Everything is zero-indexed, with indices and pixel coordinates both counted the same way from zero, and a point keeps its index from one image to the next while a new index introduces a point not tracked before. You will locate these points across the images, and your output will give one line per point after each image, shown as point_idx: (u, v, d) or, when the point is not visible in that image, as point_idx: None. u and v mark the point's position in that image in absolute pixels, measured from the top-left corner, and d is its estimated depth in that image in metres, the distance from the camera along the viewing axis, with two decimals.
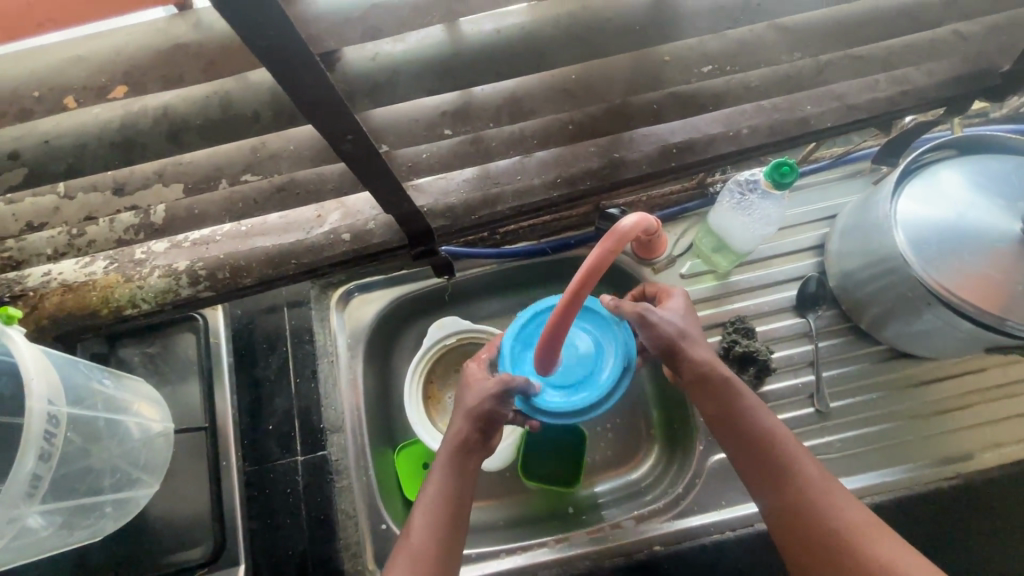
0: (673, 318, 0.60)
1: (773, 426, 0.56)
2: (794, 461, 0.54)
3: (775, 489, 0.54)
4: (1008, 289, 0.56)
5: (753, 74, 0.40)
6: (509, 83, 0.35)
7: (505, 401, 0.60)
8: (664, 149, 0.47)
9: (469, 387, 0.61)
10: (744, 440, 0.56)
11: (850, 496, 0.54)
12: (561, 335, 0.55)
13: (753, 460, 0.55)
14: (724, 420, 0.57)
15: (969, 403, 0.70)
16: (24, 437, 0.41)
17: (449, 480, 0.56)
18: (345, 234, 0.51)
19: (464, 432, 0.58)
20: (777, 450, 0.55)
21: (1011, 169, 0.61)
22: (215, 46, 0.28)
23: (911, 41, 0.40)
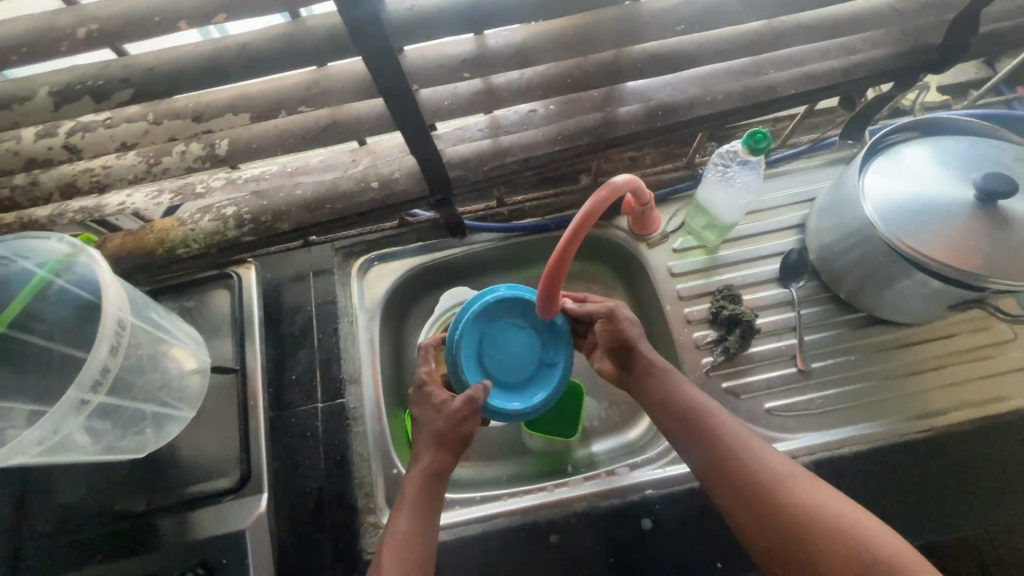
0: (631, 321, 0.68)
1: (704, 404, 0.62)
2: (727, 434, 0.60)
3: (715, 468, 0.58)
4: (966, 241, 0.61)
5: (720, 38, 0.48)
6: (518, 37, 0.44)
7: (473, 420, 0.64)
8: (650, 109, 0.55)
9: (437, 416, 0.63)
10: (683, 418, 0.61)
11: (776, 453, 0.59)
12: (562, 272, 0.63)
13: (693, 440, 0.60)
14: (668, 414, 0.62)
15: (943, 364, 0.75)
16: (99, 333, 0.48)
17: (423, 509, 0.59)
18: (373, 182, 0.58)
19: (444, 464, 0.61)
20: (711, 426, 0.60)
21: (961, 143, 0.68)
22: None
23: (852, 13, 0.49)
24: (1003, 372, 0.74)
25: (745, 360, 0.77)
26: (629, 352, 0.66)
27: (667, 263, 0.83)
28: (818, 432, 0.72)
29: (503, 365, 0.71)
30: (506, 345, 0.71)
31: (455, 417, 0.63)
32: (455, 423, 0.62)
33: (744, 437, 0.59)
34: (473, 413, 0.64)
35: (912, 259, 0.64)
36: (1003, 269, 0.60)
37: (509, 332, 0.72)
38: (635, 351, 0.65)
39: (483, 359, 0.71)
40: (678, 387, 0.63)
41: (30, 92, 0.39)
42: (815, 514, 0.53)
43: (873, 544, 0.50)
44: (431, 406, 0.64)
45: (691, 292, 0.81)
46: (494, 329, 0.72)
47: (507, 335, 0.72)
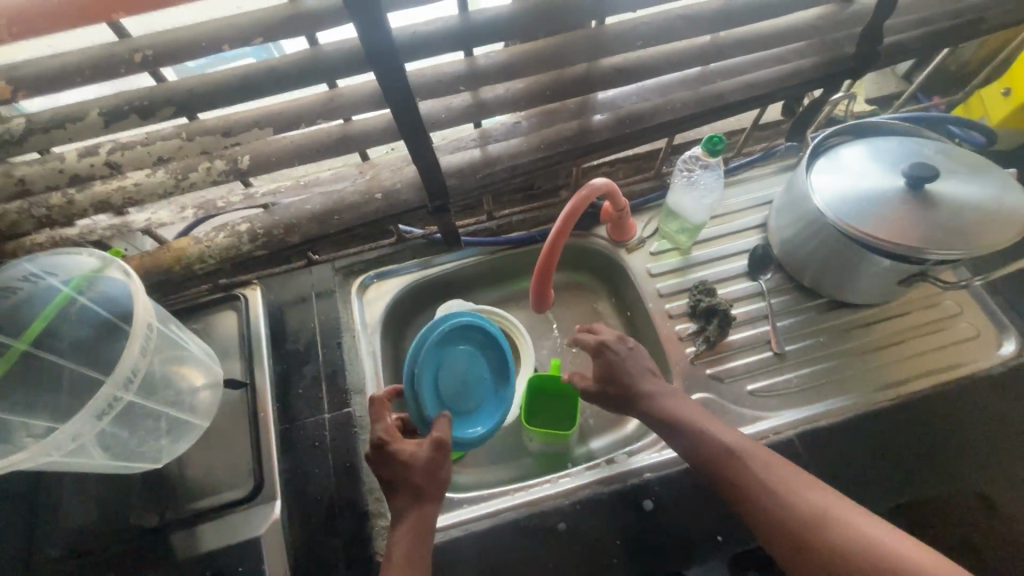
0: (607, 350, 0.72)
1: (698, 418, 0.66)
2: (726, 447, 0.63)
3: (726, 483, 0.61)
4: (912, 228, 0.68)
5: (671, 53, 0.58)
6: (504, 56, 0.53)
7: (439, 471, 0.63)
8: (619, 117, 0.64)
9: (408, 472, 0.62)
10: (682, 433, 0.65)
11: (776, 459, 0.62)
12: (558, 252, 0.74)
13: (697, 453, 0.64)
14: (669, 432, 0.66)
15: (902, 339, 0.82)
16: (132, 330, 0.52)
17: (414, 557, 0.59)
18: (377, 194, 0.64)
19: (429, 516, 0.62)
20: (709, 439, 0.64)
21: (891, 144, 0.78)
22: (325, 7, 0.43)
23: (774, 29, 0.60)
24: (957, 341, 0.81)
25: (725, 347, 0.83)
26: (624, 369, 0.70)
27: (646, 265, 0.90)
28: (798, 408, 0.77)
29: (457, 394, 0.72)
30: (458, 373, 0.73)
31: (428, 467, 0.63)
32: (429, 473, 0.62)
33: (743, 444, 0.63)
34: (441, 463, 0.63)
35: (875, 249, 0.71)
36: (936, 239, 0.68)
37: (461, 359, 0.73)
38: (630, 367, 0.70)
39: (438, 390, 0.71)
40: (668, 406, 0.67)
41: (83, 113, 0.45)
42: (819, 512, 0.56)
43: (882, 544, 0.52)
44: (402, 464, 0.62)
45: (669, 290, 0.88)
46: (450, 356, 0.73)
47: (458, 364, 0.73)
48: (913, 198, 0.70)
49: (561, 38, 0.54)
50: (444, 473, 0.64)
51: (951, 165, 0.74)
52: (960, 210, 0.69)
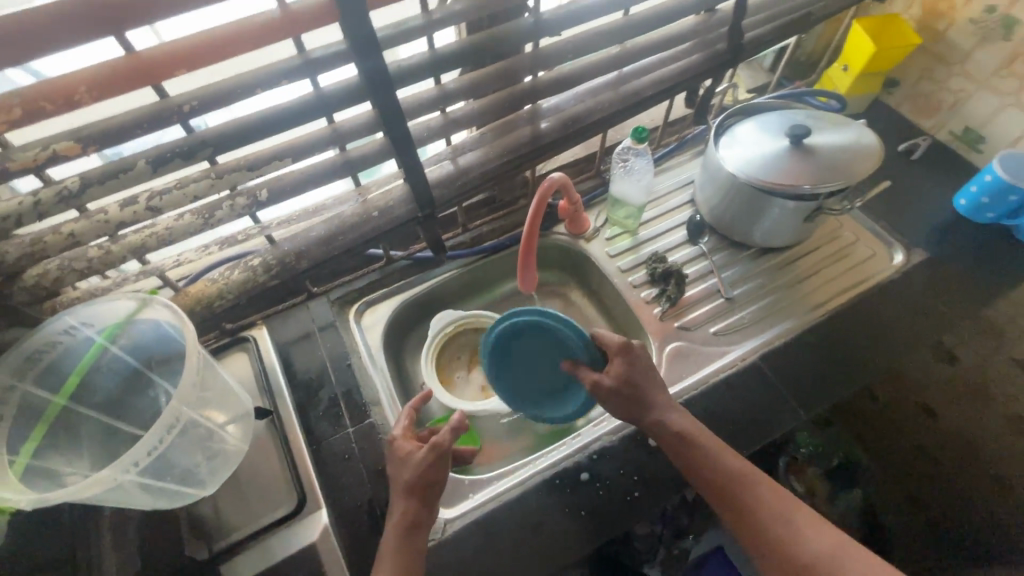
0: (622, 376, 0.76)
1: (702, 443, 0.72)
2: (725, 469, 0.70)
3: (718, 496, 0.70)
4: (803, 173, 0.86)
5: (592, 63, 0.75)
6: (466, 80, 0.67)
7: (433, 470, 0.69)
8: (562, 119, 0.78)
9: (404, 469, 0.69)
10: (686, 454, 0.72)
11: (768, 490, 0.70)
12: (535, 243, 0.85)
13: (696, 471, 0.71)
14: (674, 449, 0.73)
15: (821, 269, 0.99)
16: (188, 345, 0.59)
17: (400, 551, 0.65)
18: (373, 211, 0.74)
19: (418, 511, 0.68)
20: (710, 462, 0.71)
21: (774, 117, 0.97)
22: (332, 53, 0.54)
23: (664, 36, 0.78)
24: (861, 261, 0.99)
25: (686, 303, 0.96)
26: (633, 389, 0.76)
27: (604, 250, 1.03)
28: (754, 338, 0.92)
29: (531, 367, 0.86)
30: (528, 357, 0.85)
31: (423, 466, 0.68)
32: (422, 472, 0.68)
33: (739, 467, 0.71)
34: (437, 464, 0.69)
35: (779, 192, 0.88)
36: (822, 177, 0.86)
37: (532, 350, 0.84)
38: (632, 392, 0.75)
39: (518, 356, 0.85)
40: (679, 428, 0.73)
41: (131, 164, 0.53)
42: (774, 538, 0.67)
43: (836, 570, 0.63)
44: (400, 462, 0.70)
45: (629, 265, 1.01)
46: (518, 344, 0.84)
47: (543, 350, 0.84)
48: (798, 155, 0.88)
49: (509, 60, 0.69)
50: (439, 473, 0.69)
51: (820, 120, 0.94)
52: (834, 153, 0.88)
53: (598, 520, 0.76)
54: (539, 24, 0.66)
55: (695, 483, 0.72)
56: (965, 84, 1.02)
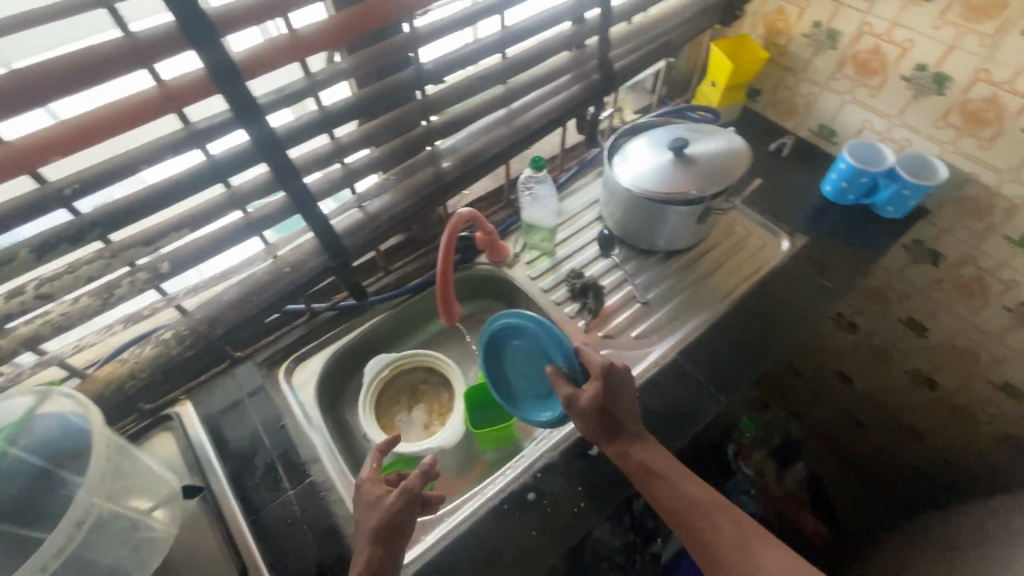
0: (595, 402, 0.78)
1: (663, 468, 0.76)
2: (683, 491, 0.75)
3: (677, 516, 0.75)
4: (687, 180, 0.96)
5: (479, 104, 0.81)
6: (359, 132, 0.71)
7: (400, 514, 0.69)
8: (461, 157, 0.83)
9: (372, 514, 0.69)
10: (649, 478, 0.76)
11: (721, 512, 0.75)
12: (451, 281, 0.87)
13: (657, 492, 0.76)
14: (640, 474, 0.76)
15: (721, 264, 1.09)
16: (92, 429, 0.59)
17: None
18: (286, 267, 0.74)
19: (382, 558, 0.67)
20: (670, 485, 0.75)
21: (658, 132, 1.06)
22: (218, 123, 0.56)
23: (541, 74, 0.85)
24: (753, 252, 1.10)
25: (607, 312, 1.02)
26: (605, 416, 0.78)
27: (526, 273, 1.08)
28: (672, 335, 0.99)
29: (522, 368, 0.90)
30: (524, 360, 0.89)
31: (393, 511, 0.69)
32: (391, 517, 0.68)
33: (696, 496, 0.76)
34: (405, 509, 0.69)
35: (670, 200, 0.97)
36: (703, 182, 0.96)
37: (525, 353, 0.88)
38: (603, 419, 0.78)
39: (511, 356, 0.91)
40: (645, 455, 0.77)
41: (12, 254, 0.51)
42: (715, 554, 0.73)
43: None
44: (369, 507, 0.70)
45: (550, 284, 1.06)
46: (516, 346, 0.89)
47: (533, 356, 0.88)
48: (680, 165, 0.97)
49: (400, 109, 0.73)
50: (408, 519, 0.69)
51: (696, 130, 1.04)
52: (711, 158, 0.98)
53: (551, 536, 0.77)
54: (422, 75, 0.72)
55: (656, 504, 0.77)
56: (810, 88, 1.17)
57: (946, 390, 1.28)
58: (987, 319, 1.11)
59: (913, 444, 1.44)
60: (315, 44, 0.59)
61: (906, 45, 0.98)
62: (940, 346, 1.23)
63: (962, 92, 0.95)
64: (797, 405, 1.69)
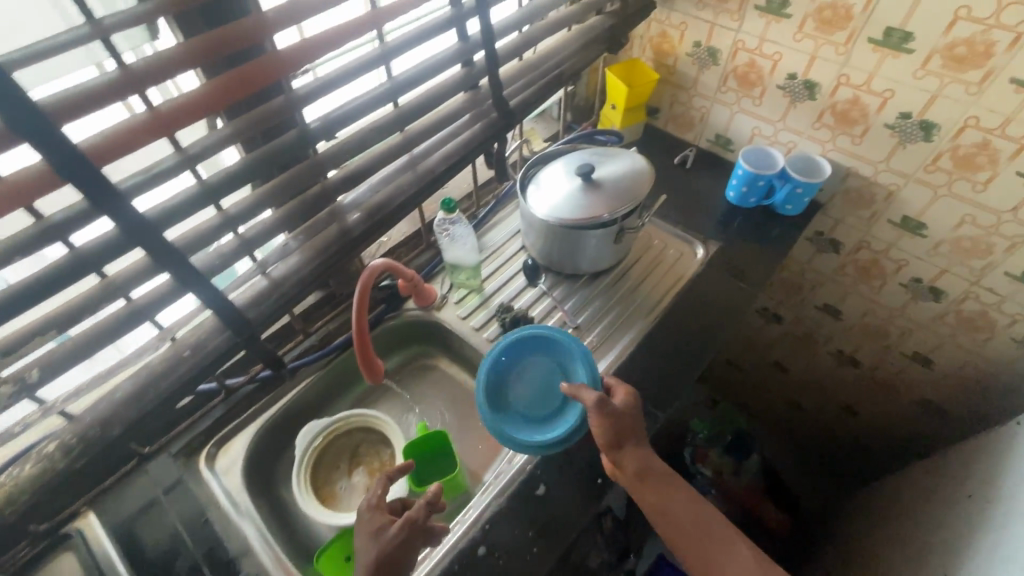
0: (619, 410, 0.83)
1: (667, 477, 0.82)
2: (681, 499, 0.81)
3: (673, 521, 0.80)
4: (598, 204, 0.98)
5: (376, 157, 0.80)
6: (247, 200, 0.68)
7: (398, 547, 0.70)
8: (366, 211, 0.82)
9: (372, 544, 0.71)
10: (656, 484, 0.81)
11: (713, 519, 0.81)
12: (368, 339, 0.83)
13: (660, 499, 0.80)
14: (649, 479, 0.80)
15: (644, 278, 1.12)
16: None
17: None
18: (186, 351, 0.69)
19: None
20: (671, 491, 0.81)
21: (568, 159, 1.09)
22: (71, 213, 0.51)
23: (437, 119, 0.85)
24: (672, 263, 1.13)
25: None
26: (624, 424, 0.82)
27: (456, 313, 1.06)
28: (606, 356, 1.00)
29: (527, 387, 0.90)
30: (533, 380, 0.90)
31: (395, 542, 0.71)
32: (390, 550, 0.70)
33: (692, 503, 0.82)
34: (405, 543, 0.71)
35: (585, 225, 0.99)
36: (612, 204, 0.98)
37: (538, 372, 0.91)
38: (628, 424, 0.82)
39: (516, 377, 0.91)
40: (654, 463, 0.82)
41: None
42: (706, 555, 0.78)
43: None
44: (372, 538, 0.72)
45: (481, 321, 1.05)
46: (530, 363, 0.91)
47: (545, 376, 0.90)
48: (590, 190, 1.00)
49: (293, 172, 0.72)
50: (407, 554, 0.71)
51: (600, 154, 1.08)
52: (617, 179, 1.01)
53: None
54: (308, 135, 0.70)
55: (655, 510, 0.81)
56: (701, 102, 1.24)
57: (868, 366, 1.36)
58: (888, 297, 1.20)
59: (849, 420, 1.52)
60: (180, 117, 0.55)
61: (776, 57, 1.06)
62: (853, 326, 1.32)
63: (830, 96, 1.03)
64: (746, 396, 1.75)
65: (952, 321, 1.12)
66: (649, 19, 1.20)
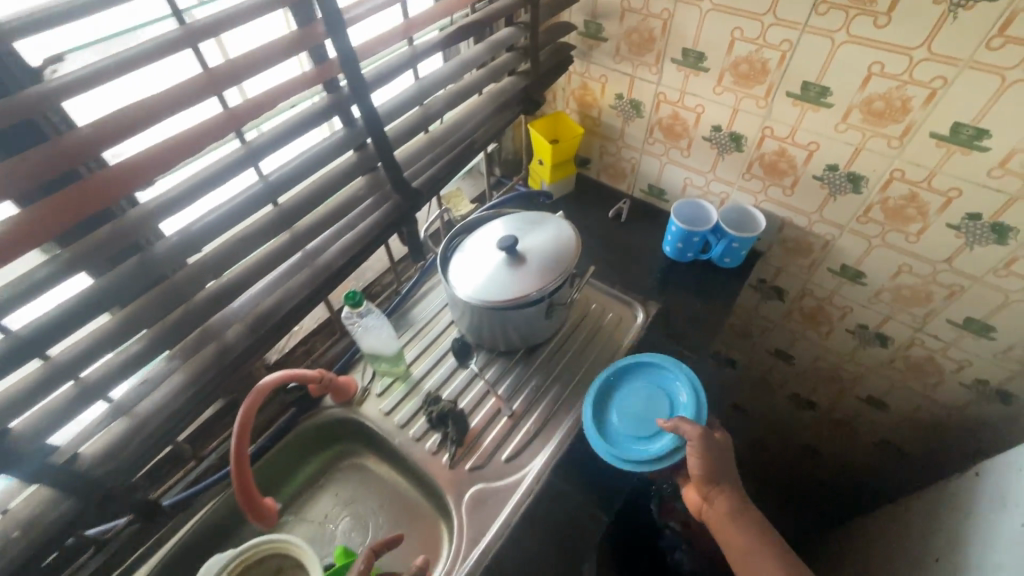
0: (720, 443, 0.85)
1: (752, 516, 0.82)
2: (763, 539, 0.80)
3: (751, 558, 0.79)
4: (524, 283, 0.91)
5: (254, 264, 0.70)
6: (80, 343, 0.57)
7: None
8: (250, 322, 0.72)
9: None
10: (739, 521, 0.81)
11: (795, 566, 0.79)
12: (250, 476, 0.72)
13: (741, 535, 0.80)
14: (733, 514, 0.81)
15: (584, 351, 1.03)
16: None
17: None
18: (16, 530, 0.57)
19: None
20: (755, 531, 0.81)
21: (491, 231, 1.01)
22: None
23: (328, 210, 0.76)
24: (614, 329, 1.06)
25: (472, 437, 0.92)
26: (722, 460, 0.83)
27: (378, 408, 0.96)
28: (544, 447, 0.91)
29: (628, 409, 0.89)
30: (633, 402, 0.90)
31: None
32: None
33: (775, 546, 0.80)
34: None
35: (512, 306, 0.91)
36: (538, 282, 0.90)
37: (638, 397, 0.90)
38: (723, 463, 0.83)
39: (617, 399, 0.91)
40: (739, 502, 0.83)
41: None
42: None
43: None
44: None
45: (407, 416, 0.95)
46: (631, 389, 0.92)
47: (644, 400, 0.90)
48: (514, 268, 0.92)
49: (144, 298, 0.61)
50: None
51: (524, 224, 1.00)
52: (542, 254, 0.94)
53: None
54: (156, 257, 0.59)
55: (732, 548, 0.81)
56: (631, 153, 1.19)
57: (824, 409, 1.32)
58: (837, 342, 1.16)
59: (814, 460, 1.47)
60: None
61: (699, 109, 1.01)
62: (807, 370, 1.27)
63: (756, 147, 0.99)
64: None
65: (902, 366, 1.09)
66: (568, 72, 1.15)
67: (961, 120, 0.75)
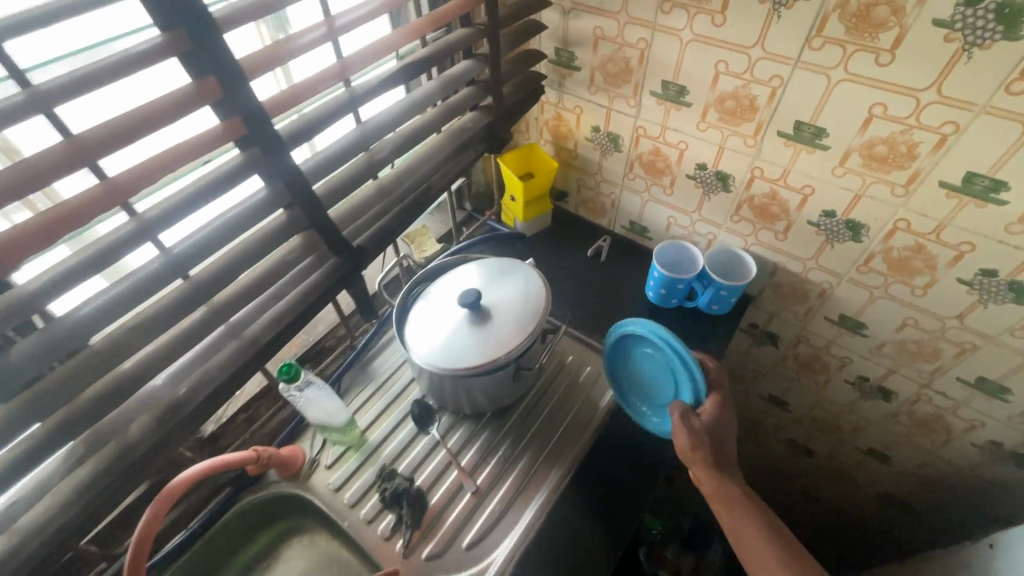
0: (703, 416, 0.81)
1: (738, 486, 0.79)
2: (750, 508, 0.78)
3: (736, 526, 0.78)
4: (488, 348, 0.80)
5: (159, 350, 0.60)
6: None
7: None
8: (156, 416, 0.61)
9: None
10: (722, 493, 0.79)
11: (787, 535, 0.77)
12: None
13: (726, 505, 0.79)
14: (717, 487, 0.79)
15: (558, 412, 0.93)
16: None
17: None
18: None
19: None
20: (743, 502, 0.79)
21: (453, 283, 0.91)
22: None
23: (252, 280, 0.66)
24: (591, 386, 0.96)
25: (431, 518, 0.82)
26: (706, 435, 0.79)
27: (327, 483, 0.86)
28: (511, 529, 0.81)
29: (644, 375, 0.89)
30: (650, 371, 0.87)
31: None
32: None
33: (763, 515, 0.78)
34: None
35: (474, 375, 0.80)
36: (503, 346, 0.80)
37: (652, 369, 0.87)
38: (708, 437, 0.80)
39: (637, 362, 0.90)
40: (726, 474, 0.80)
41: None
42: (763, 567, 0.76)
43: None
44: None
45: (358, 493, 0.85)
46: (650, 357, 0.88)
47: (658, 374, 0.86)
48: (476, 330, 0.82)
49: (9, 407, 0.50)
50: None
51: (490, 276, 0.91)
52: (508, 314, 0.84)
53: None
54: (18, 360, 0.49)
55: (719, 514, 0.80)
56: (611, 189, 1.09)
57: (822, 457, 1.23)
58: (834, 392, 1.07)
59: (811, 506, 1.38)
60: None
61: (682, 147, 0.92)
62: (803, 418, 1.18)
63: (745, 188, 0.90)
64: None
65: (908, 421, 1.00)
66: (541, 102, 1.05)
67: (977, 170, 0.66)
